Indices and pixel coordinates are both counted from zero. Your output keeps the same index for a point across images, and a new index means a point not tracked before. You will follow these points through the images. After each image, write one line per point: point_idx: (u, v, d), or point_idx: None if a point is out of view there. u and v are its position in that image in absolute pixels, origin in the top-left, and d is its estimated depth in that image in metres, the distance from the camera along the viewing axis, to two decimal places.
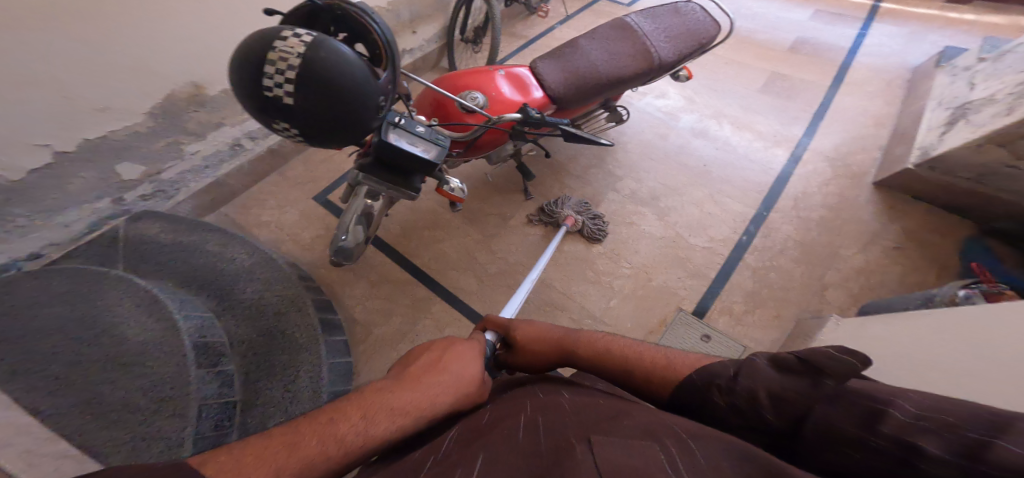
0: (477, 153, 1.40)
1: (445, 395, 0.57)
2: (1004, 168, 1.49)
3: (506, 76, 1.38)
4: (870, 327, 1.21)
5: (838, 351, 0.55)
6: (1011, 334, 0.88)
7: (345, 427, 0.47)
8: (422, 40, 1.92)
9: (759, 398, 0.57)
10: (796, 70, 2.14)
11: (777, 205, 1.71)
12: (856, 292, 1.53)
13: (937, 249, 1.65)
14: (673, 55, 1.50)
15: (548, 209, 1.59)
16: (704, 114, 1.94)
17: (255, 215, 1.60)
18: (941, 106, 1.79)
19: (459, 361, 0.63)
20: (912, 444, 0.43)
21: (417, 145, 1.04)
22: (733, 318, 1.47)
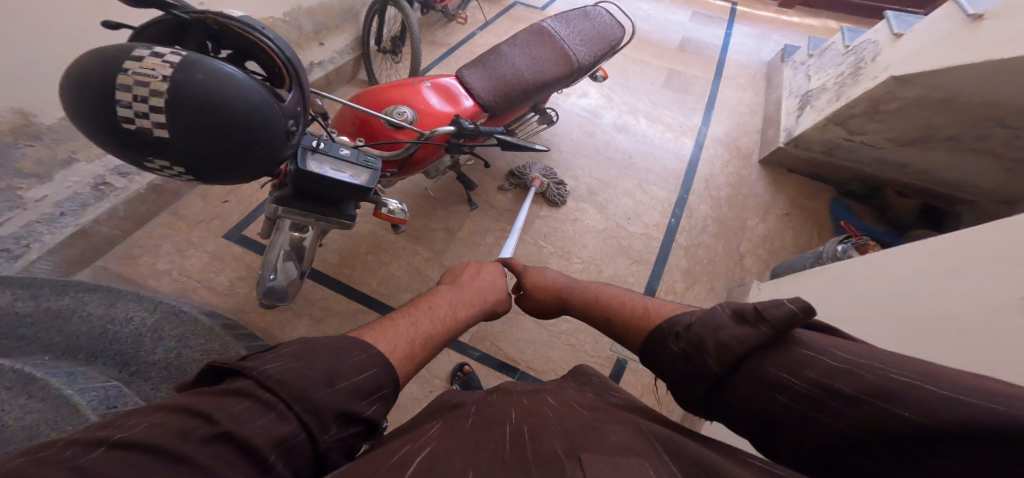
0: (412, 171, 1.32)
1: (490, 293, 0.89)
2: (844, 142, 1.86)
3: (433, 88, 1.32)
4: (787, 288, 1.39)
5: (786, 300, 0.52)
6: (888, 278, 1.06)
7: (446, 309, 0.76)
8: (333, 51, 1.78)
9: (706, 344, 0.56)
10: (687, 66, 2.40)
11: (693, 188, 1.89)
12: (766, 257, 1.75)
13: (816, 211, 1.95)
14: (589, 57, 1.58)
15: (517, 171, 1.70)
16: (621, 110, 2.08)
17: (147, 265, 1.33)
18: (791, 94, 2.16)
19: (481, 281, 0.92)
20: (841, 392, 0.44)
21: (343, 170, 0.92)
22: (677, 295, 1.59)
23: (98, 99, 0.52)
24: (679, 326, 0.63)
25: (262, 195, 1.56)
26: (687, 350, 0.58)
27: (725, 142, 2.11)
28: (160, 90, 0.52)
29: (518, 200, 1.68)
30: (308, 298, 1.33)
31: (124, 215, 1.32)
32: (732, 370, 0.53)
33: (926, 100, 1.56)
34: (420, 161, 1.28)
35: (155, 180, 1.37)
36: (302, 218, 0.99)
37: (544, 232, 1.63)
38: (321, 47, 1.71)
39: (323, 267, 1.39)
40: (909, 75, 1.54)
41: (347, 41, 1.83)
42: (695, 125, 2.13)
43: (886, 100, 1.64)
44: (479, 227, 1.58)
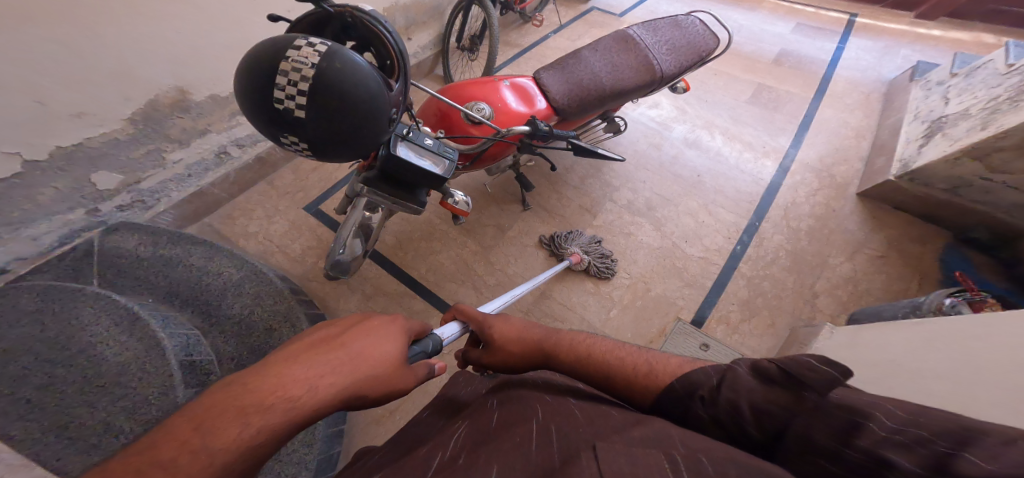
0: (483, 165, 1.38)
1: (342, 376, 0.46)
2: (978, 181, 1.57)
3: (511, 88, 1.36)
4: (863, 334, 1.24)
5: (816, 361, 0.55)
6: (1000, 343, 0.92)
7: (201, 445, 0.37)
8: (417, 46, 1.90)
9: (740, 407, 0.56)
10: (780, 82, 2.20)
11: (768, 214, 1.74)
12: (845, 300, 1.57)
13: (920, 257, 1.70)
14: (673, 67, 1.52)
15: (558, 240, 1.54)
16: (695, 124, 1.97)
17: (242, 226, 1.53)
18: (918, 119, 1.86)
19: (367, 336, 0.51)
20: (894, 461, 0.43)
21: (424, 159, 1.02)
22: (730, 327, 1.49)
23: (261, 79, 0.63)
24: (699, 388, 0.62)
25: (339, 176, 1.73)
26: (715, 415, 0.58)
27: (815, 167, 1.91)
28: (309, 75, 0.62)
29: (574, 206, 1.68)
30: (365, 275, 1.45)
31: (231, 181, 1.53)
32: (774, 436, 0.54)
33: None
34: (491, 156, 1.34)
35: (259, 153, 1.58)
36: (382, 199, 1.09)
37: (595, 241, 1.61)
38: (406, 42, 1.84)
39: (383, 248, 1.51)
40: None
41: (430, 38, 1.94)
42: (780, 146, 1.95)
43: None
44: (531, 229, 1.61)
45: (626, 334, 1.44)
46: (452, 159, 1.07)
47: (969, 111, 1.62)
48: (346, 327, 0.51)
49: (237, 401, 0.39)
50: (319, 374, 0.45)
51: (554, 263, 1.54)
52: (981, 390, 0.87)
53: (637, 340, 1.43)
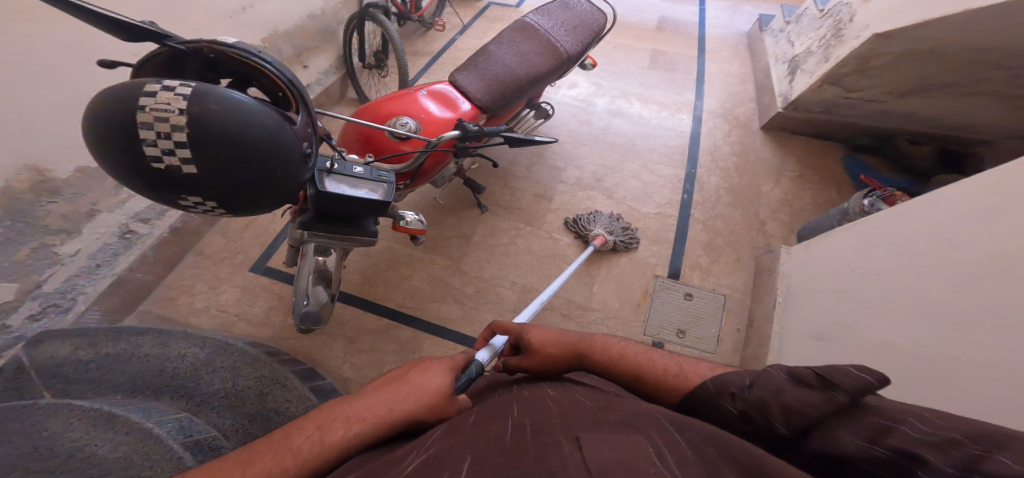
0: (423, 181, 1.32)
1: (403, 408, 0.54)
2: (843, 100, 1.82)
3: (429, 100, 1.33)
4: (813, 249, 1.36)
5: (856, 367, 0.45)
6: (923, 232, 1.03)
7: (301, 438, 0.48)
8: (318, 72, 1.86)
9: (767, 408, 0.48)
10: (668, 46, 2.41)
11: (699, 161, 1.87)
12: (786, 220, 1.72)
13: (830, 169, 1.91)
14: (576, 46, 1.60)
15: (582, 220, 1.59)
16: (612, 96, 2.09)
17: (186, 304, 1.38)
18: (778, 62, 2.13)
19: (424, 373, 0.58)
20: (924, 461, 0.36)
21: (359, 187, 0.85)
22: (703, 271, 1.57)
23: (121, 138, 0.52)
24: (729, 386, 0.55)
25: (278, 226, 1.60)
26: (744, 412, 0.51)
27: (721, 112, 2.10)
28: (180, 124, 0.52)
29: (528, 198, 1.68)
30: (341, 319, 1.39)
31: (155, 259, 1.37)
32: (796, 439, 0.46)
33: (912, 53, 1.53)
34: (429, 170, 1.28)
35: (173, 223, 1.42)
36: (328, 240, 0.94)
37: (557, 224, 1.62)
38: (304, 69, 1.79)
39: (349, 288, 1.44)
40: (888, 32, 1.50)
41: (329, 61, 1.91)
42: (688, 100, 2.12)
43: (874, 56, 1.60)
44: (494, 230, 1.59)
45: (613, 303, 1.48)
46: (393, 179, 0.89)
47: (810, 49, 1.89)
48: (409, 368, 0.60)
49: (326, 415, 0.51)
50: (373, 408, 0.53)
51: (525, 256, 1.54)
52: (922, 273, 0.97)
53: (625, 306, 1.48)
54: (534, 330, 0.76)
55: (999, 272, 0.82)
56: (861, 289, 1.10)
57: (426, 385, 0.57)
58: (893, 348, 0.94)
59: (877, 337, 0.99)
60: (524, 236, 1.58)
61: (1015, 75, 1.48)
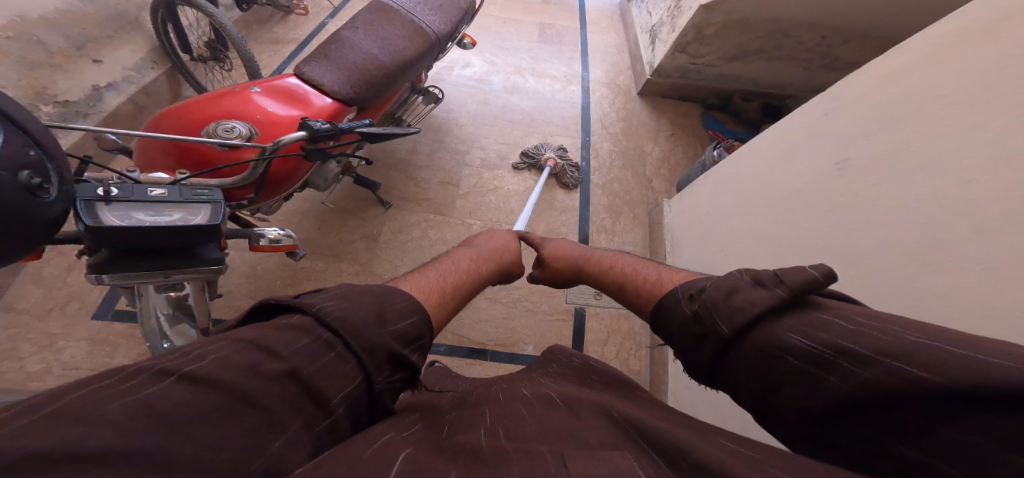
0: (279, 193, 1.03)
1: (504, 256, 0.89)
2: (692, 66, 2.05)
3: (267, 90, 1.01)
4: (686, 200, 1.55)
5: (807, 268, 0.50)
6: (747, 175, 1.25)
7: (452, 272, 0.73)
8: (124, 68, 1.46)
9: (720, 306, 0.54)
10: (554, 19, 2.44)
11: (591, 129, 1.96)
12: (668, 176, 1.90)
13: (696, 127, 2.15)
14: (445, 25, 1.26)
15: (531, 151, 1.73)
16: (507, 73, 2.05)
17: (13, 372, 1.09)
18: (641, 31, 2.30)
19: (499, 241, 0.92)
20: (854, 355, 0.42)
21: (166, 213, 0.69)
22: (609, 233, 1.68)
23: None
24: (692, 289, 0.61)
25: None
26: (699, 313, 0.57)
27: (607, 82, 2.21)
28: None
29: (435, 186, 1.59)
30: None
31: None
32: (740, 336, 0.51)
33: (728, 24, 1.80)
34: (280, 180, 0.99)
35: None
36: (142, 280, 0.73)
37: (468, 209, 1.56)
38: (97, 65, 1.39)
39: (240, 315, 1.24)
40: (708, 4, 1.71)
41: (141, 52, 1.53)
42: (576, 72, 2.18)
43: (705, 26, 1.82)
44: (403, 225, 1.48)
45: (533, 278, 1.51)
46: (217, 198, 0.76)
47: (662, 20, 2.07)
48: (479, 242, 0.90)
49: (456, 261, 0.77)
50: (479, 259, 0.82)
51: (439, 246, 1.46)
52: (752, 213, 1.17)
53: None
54: (552, 243, 0.96)
55: (804, 207, 1.00)
56: (716, 234, 1.30)
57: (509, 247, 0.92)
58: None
59: (732, 273, 1.17)
60: (436, 226, 1.50)
61: (804, 41, 1.82)
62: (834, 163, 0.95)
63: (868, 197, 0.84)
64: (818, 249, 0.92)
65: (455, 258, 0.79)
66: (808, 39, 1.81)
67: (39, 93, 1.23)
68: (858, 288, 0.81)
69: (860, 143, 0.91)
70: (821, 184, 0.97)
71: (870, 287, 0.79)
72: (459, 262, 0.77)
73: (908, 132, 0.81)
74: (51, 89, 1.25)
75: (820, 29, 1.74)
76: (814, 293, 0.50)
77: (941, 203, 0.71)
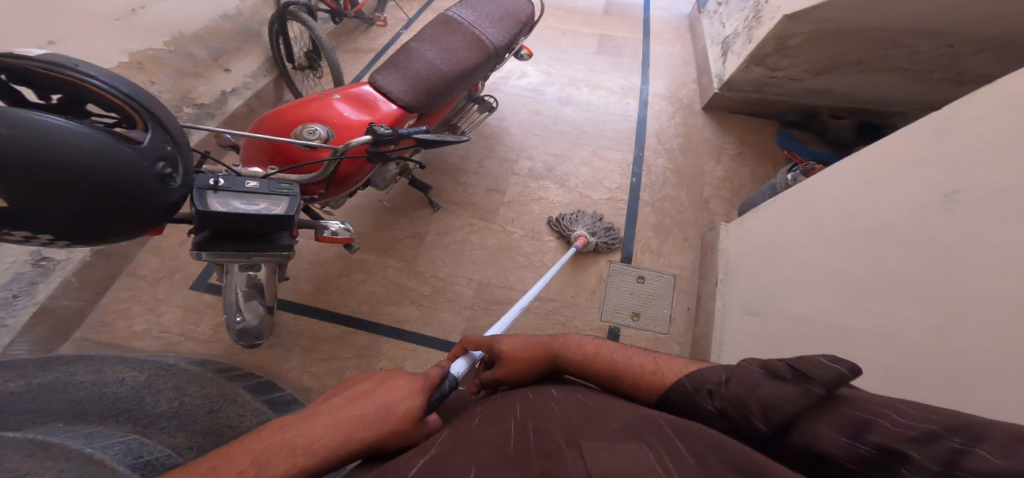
0: (345, 189, 1.12)
1: (374, 428, 0.51)
2: (769, 79, 1.91)
3: (346, 96, 1.10)
4: (746, 224, 1.45)
5: (823, 358, 0.45)
6: (823, 203, 1.14)
7: (280, 443, 0.46)
8: (244, 75, 1.69)
9: (748, 405, 0.46)
10: (615, 30, 2.40)
11: (646, 144, 1.91)
12: (729, 197, 1.79)
13: (766, 145, 1.99)
14: (504, 37, 1.30)
15: (565, 221, 1.56)
16: (561, 84, 2.07)
17: (125, 328, 1.31)
18: (712, 42, 2.18)
19: (392, 392, 0.55)
20: (912, 461, 0.35)
21: (255, 203, 0.76)
22: (655, 253, 1.62)
23: None
24: (705, 382, 0.53)
25: None
26: (722, 409, 0.49)
27: (667, 95, 2.13)
28: None
29: (481, 192, 1.65)
30: (295, 330, 1.33)
31: (83, 284, 1.28)
32: (775, 436, 0.44)
33: (821, 33, 1.63)
34: (348, 178, 1.08)
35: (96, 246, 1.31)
36: (235, 259, 0.83)
37: (511, 217, 1.60)
38: (227, 73, 1.63)
39: (299, 298, 1.39)
40: (796, 13, 1.58)
41: (257, 63, 1.75)
42: (634, 84, 2.14)
43: (789, 37, 1.69)
44: (448, 228, 1.55)
45: (568, 292, 1.50)
46: (296, 192, 0.83)
47: (737, 31, 1.96)
48: (369, 384, 0.57)
49: (294, 425, 0.48)
50: (325, 428, 0.49)
51: (481, 251, 1.51)
52: (826, 243, 1.06)
53: (582, 294, 1.50)
54: (506, 341, 0.76)
55: (887, 244, 0.90)
56: (778, 262, 1.21)
57: (402, 389, 0.56)
58: (802, 320, 1.02)
59: (790, 308, 1.08)
60: (479, 231, 1.55)
61: (909, 53, 1.62)
62: (939, 195, 0.84)
63: (974, 237, 0.74)
64: (901, 291, 0.82)
65: (293, 421, 0.49)
66: (913, 51, 1.61)
67: (183, 96, 1.47)
68: (950, 342, 0.71)
69: (972, 173, 0.80)
70: (916, 218, 0.87)
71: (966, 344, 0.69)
72: (296, 428, 0.48)
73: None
74: (191, 94, 1.49)
75: (932, 40, 1.54)
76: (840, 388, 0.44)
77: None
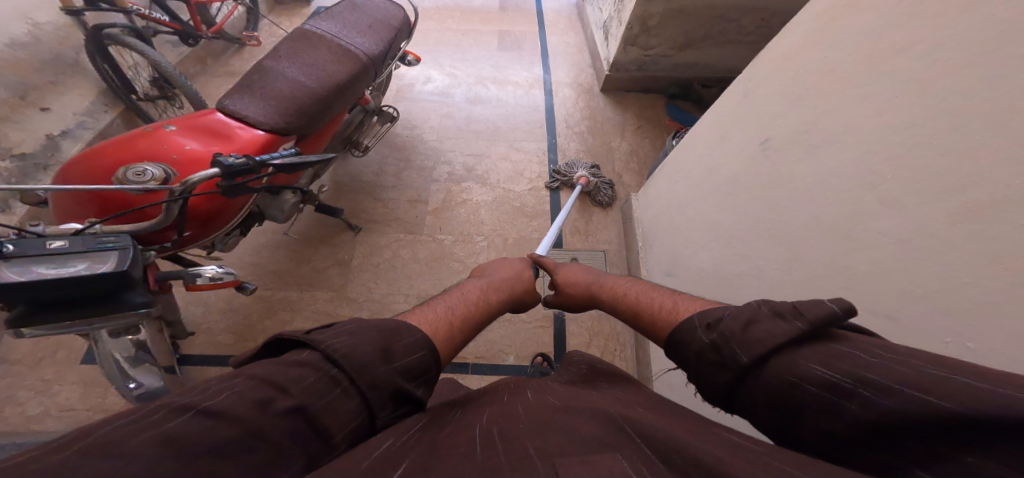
0: (213, 229, 0.97)
1: (516, 284, 0.84)
2: (648, 58, 2.06)
3: (187, 126, 0.95)
4: (650, 192, 1.57)
5: (830, 302, 0.48)
6: (695, 163, 1.28)
7: (466, 299, 0.72)
8: (74, 113, 1.46)
9: (742, 332, 0.51)
10: (513, 25, 2.43)
11: (558, 131, 1.96)
12: (638, 170, 1.91)
13: (658, 118, 2.15)
14: (375, 45, 1.19)
15: (563, 170, 1.73)
16: (468, 84, 2.05)
17: (15, 416, 1.11)
18: (596, 27, 2.29)
19: (512, 272, 0.87)
20: (881, 386, 0.40)
21: (70, 264, 0.65)
22: (582, 234, 1.69)
23: None
24: (709, 316, 0.57)
25: None
26: (716, 342, 0.53)
27: (569, 82, 2.21)
28: None
29: (403, 205, 1.60)
30: None
31: None
32: (759, 366, 0.49)
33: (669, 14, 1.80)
34: (214, 216, 0.95)
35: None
36: (68, 328, 0.73)
37: (438, 225, 1.57)
38: (45, 112, 1.39)
39: (220, 351, 1.26)
40: None
41: (88, 97, 1.52)
42: (537, 75, 2.18)
43: (648, 17, 1.84)
44: (374, 247, 1.49)
45: None
46: (127, 240, 0.72)
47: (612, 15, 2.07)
48: (495, 269, 0.87)
49: (458, 290, 0.74)
50: (483, 290, 0.77)
51: (410, 264, 1.47)
52: (708, 200, 1.19)
53: None
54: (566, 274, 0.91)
55: (741, 190, 1.05)
56: (681, 225, 1.32)
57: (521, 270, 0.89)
58: (705, 272, 1.15)
59: (695, 263, 1.21)
60: (408, 245, 1.51)
61: (740, 26, 1.86)
62: (759, 142, 1.00)
63: (789, 177, 0.89)
64: None
65: (458, 289, 0.75)
66: (748, 23, 1.85)
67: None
68: None
69: (777, 123, 0.95)
70: (752, 166, 1.02)
71: (809, 272, 0.81)
72: (465, 291, 0.75)
73: (816, 107, 0.84)
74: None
75: (747, 15, 1.80)
76: (832, 328, 0.48)
77: (849, 175, 0.75)
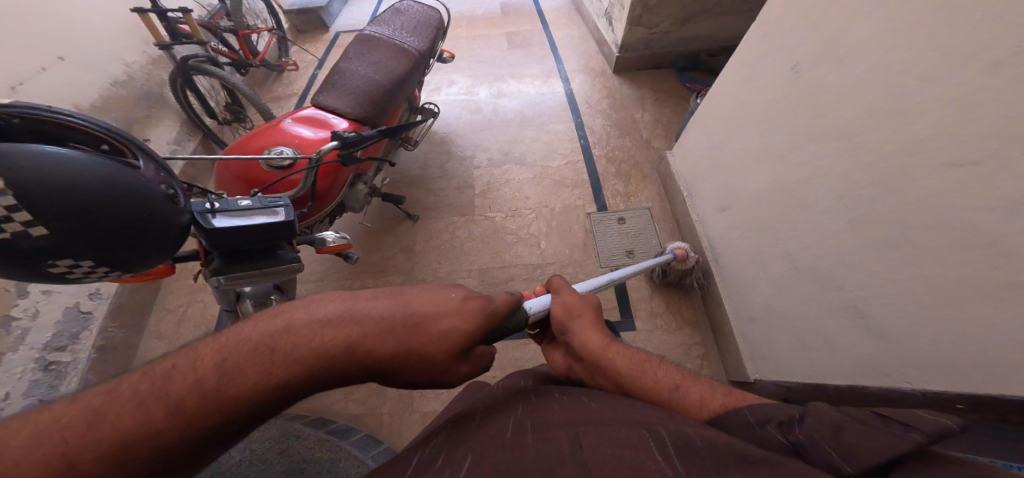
0: (326, 206, 1.08)
1: (370, 336, 0.48)
2: (655, 35, 2.15)
3: (298, 119, 1.08)
4: (686, 142, 1.61)
5: (925, 424, 0.37)
6: (729, 99, 1.34)
7: (240, 361, 0.43)
8: (167, 142, 1.64)
9: (824, 433, 0.38)
10: (518, 26, 2.59)
11: (580, 111, 2.06)
12: (664, 134, 1.97)
13: (673, 89, 2.22)
14: (425, 43, 1.30)
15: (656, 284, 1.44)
16: (490, 81, 2.20)
17: None
18: (599, 17, 2.41)
19: (396, 303, 0.52)
20: None
21: (254, 217, 0.74)
22: (625, 196, 1.71)
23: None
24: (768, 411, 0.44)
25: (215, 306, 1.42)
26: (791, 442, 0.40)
27: (582, 68, 2.32)
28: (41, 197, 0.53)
29: (452, 192, 1.70)
30: None
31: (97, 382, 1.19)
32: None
33: None
34: (326, 193, 1.06)
35: (96, 341, 1.22)
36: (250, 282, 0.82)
37: (488, 205, 1.66)
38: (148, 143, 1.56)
39: None
40: None
41: (175, 127, 1.69)
42: (551, 66, 2.31)
43: None
44: (432, 233, 1.59)
45: (564, 250, 1.54)
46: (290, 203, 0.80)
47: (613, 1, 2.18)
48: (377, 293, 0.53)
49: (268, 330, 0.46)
50: (305, 331, 0.46)
51: (470, 243, 1.56)
52: (755, 126, 1.22)
53: (575, 249, 1.54)
54: (582, 331, 0.63)
55: (783, 110, 1.11)
56: (726, 159, 1.36)
57: (371, 319, 0.49)
58: (765, 192, 1.18)
59: (749, 189, 1.25)
60: (464, 226, 1.60)
61: None
62: (790, 65, 1.08)
63: (839, 71, 0.94)
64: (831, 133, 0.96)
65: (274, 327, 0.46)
66: None
67: None
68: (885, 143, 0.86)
69: (809, 43, 1.02)
70: (787, 88, 1.09)
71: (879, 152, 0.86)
72: (275, 327, 0.46)
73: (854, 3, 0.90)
74: None
75: None
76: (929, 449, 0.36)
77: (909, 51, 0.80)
